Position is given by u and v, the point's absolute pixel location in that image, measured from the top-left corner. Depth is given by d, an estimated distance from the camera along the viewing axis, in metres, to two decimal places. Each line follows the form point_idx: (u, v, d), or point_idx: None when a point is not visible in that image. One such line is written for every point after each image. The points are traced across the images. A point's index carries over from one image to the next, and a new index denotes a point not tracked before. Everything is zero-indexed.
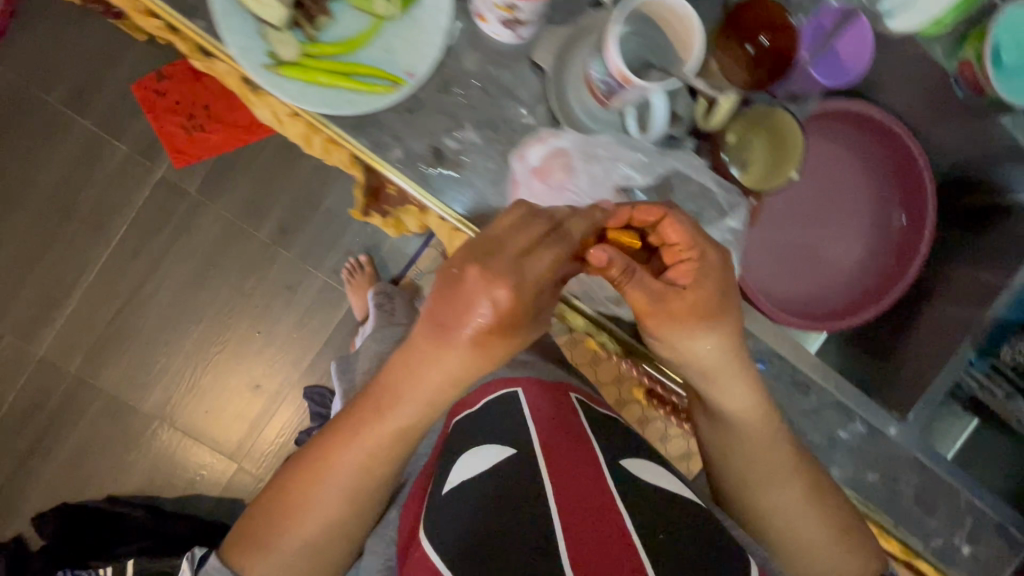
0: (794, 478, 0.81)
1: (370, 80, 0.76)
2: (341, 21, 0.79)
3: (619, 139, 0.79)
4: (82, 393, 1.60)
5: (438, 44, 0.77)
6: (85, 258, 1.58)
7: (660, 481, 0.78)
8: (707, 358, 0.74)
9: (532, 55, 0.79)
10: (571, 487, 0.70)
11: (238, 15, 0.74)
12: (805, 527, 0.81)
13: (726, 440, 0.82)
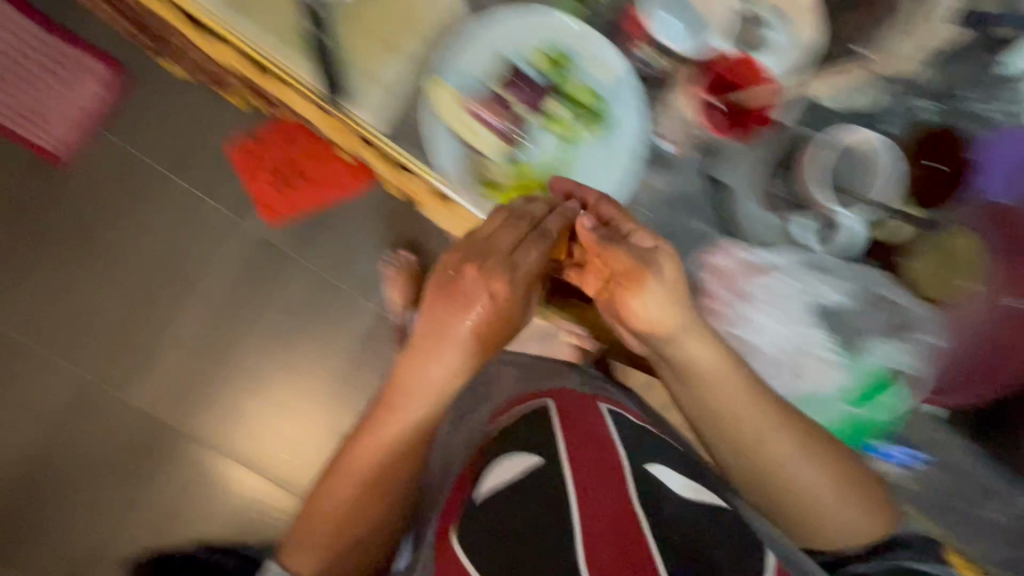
0: (781, 436, 0.60)
1: (566, 201, 0.66)
2: (536, 137, 0.67)
3: (809, 268, 0.67)
4: (78, 409, 1.21)
5: (639, 158, 0.66)
6: (91, 245, 1.21)
7: (695, 494, 0.55)
8: (710, 359, 0.59)
9: (705, 162, 0.67)
10: (590, 446, 0.57)
11: (437, 106, 0.64)
12: (819, 486, 0.60)
13: (753, 437, 0.60)
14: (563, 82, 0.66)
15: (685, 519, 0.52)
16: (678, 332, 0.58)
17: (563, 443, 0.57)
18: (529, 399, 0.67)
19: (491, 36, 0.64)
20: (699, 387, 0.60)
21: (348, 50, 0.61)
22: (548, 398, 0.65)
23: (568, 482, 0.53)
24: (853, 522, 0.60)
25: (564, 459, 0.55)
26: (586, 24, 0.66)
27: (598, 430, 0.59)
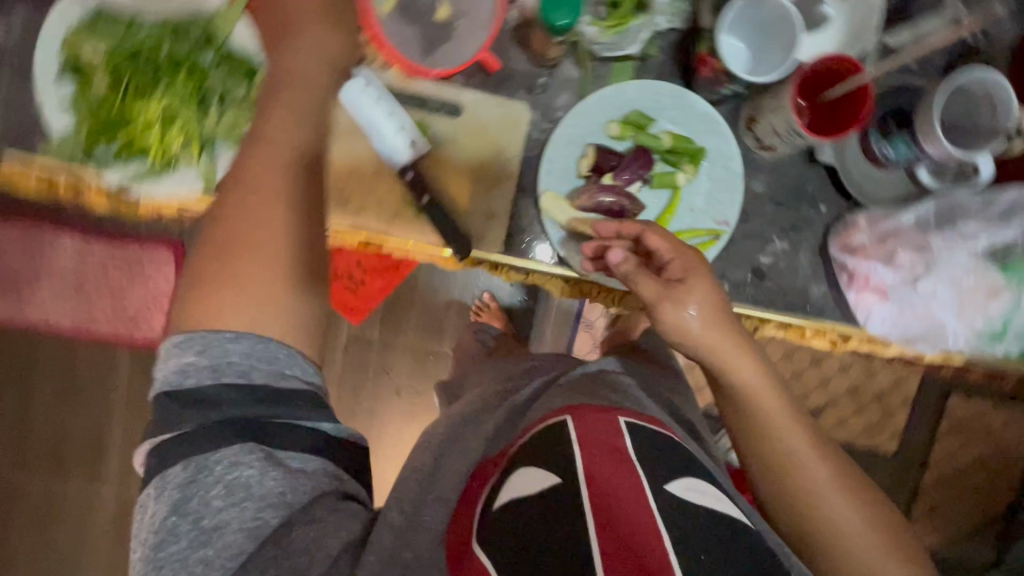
0: (853, 505, 0.56)
1: (686, 241, 0.67)
2: (647, 199, 0.68)
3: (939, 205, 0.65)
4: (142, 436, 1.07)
5: (738, 173, 0.67)
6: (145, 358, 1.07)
7: (711, 503, 0.50)
8: (792, 439, 0.58)
9: (813, 152, 0.68)
10: (606, 458, 0.51)
11: (546, 193, 0.65)
12: (869, 555, 0.55)
13: (811, 485, 0.57)
14: (651, 141, 0.66)
15: (697, 514, 0.48)
16: (760, 424, 0.58)
17: (575, 448, 0.52)
18: (550, 416, 0.58)
19: (574, 129, 0.65)
20: (776, 458, 0.58)
21: (456, 199, 0.66)
22: (565, 415, 0.57)
23: (578, 466, 0.50)
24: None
25: (575, 442, 0.52)
26: (645, 77, 0.66)
27: (609, 437, 0.54)
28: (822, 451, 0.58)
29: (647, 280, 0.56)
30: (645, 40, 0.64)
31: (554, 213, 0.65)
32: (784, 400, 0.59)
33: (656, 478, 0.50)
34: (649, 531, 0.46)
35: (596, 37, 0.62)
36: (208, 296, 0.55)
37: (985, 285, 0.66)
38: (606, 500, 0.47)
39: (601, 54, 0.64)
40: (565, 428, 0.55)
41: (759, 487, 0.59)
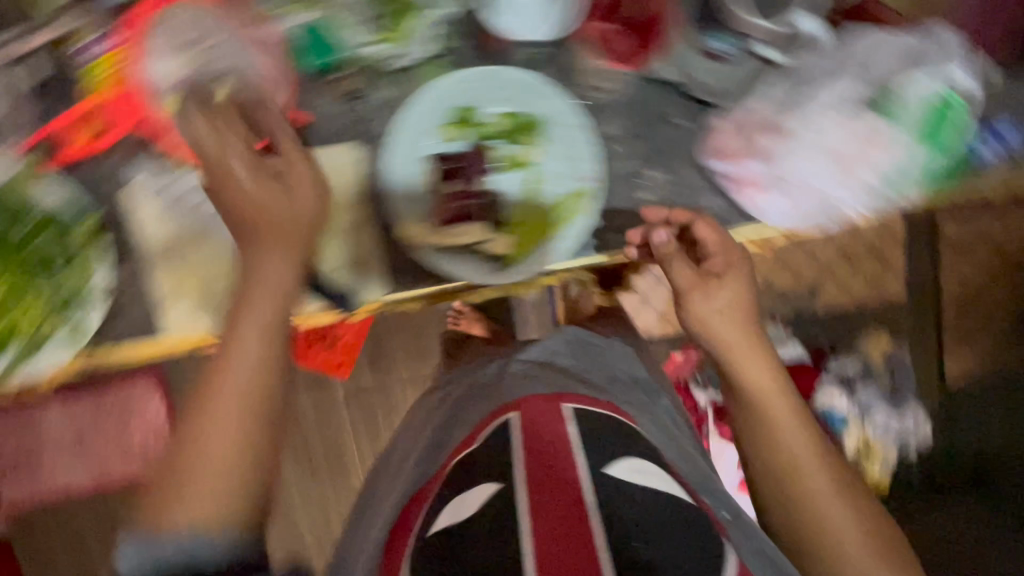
0: (853, 509, 0.58)
1: (561, 211, 0.65)
2: (507, 186, 0.65)
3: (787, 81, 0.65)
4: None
5: (582, 125, 0.64)
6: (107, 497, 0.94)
7: (655, 485, 0.58)
8: (796, 444, 0.59)
9: (652, 71, 0.64)
10: (546, 460, 0.60)
11: (407, 220, 0.64)
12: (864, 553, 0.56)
13: (819, 493, 0.58)
14: (484, 130, 0.64)
15: (631, 499, 0.56)
16: (773, 427, 0.60)
17: (519, 445, 0.63)
18: (498, 415, 0.70)
19: (403, 150, 0.63)
20: (783, 465, 0.59)
21: (323, 260, 0.65)
22: (509, 413, 0.68)
23: (515, 471, 0.60)
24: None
25: (520, 472, 0.60)
26: (455, 69, 0.63)
27: (553, 432, 0.64)
28: (822, 445, 0.60)
29: (683, 269, 0.64)
30: (432, 37, 0.62)
31: (420, 238, 0.64)
32: (795, 408, 0.61)
33: (596, 465, 0.59)
34: (583, 528, 0.53)
35: (387, 53, 0.61)
36: (172, 482, 0.50)
37: (867, 138, 0.63)
38: (543, 510, 0.55)
39: (398, 65, 0.62)
40: (508, 428, 0.66)
41: (762, 485, 0.61)
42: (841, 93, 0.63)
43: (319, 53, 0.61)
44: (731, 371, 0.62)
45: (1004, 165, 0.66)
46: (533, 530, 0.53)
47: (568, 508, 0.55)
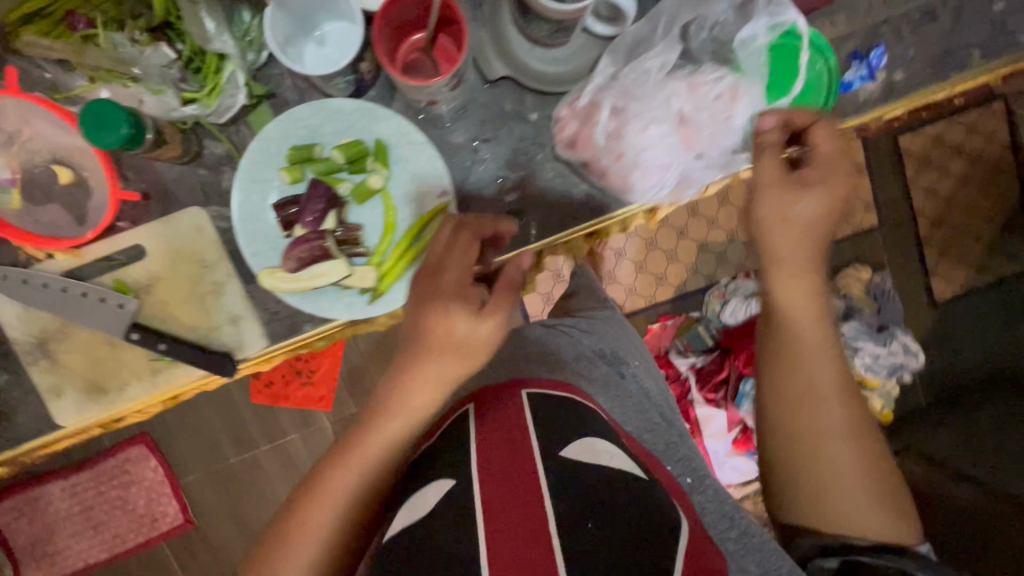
0: (857, 442, 0.56)
1: (422, 230, 0.63)
2: (365, 216, 0.64)
3: (614, 54, 0.60)
4: (243, 526, 1.40)
5: (426, 142, 0.62)
6: (230, 469, 1.40)
7: (604, 461, 0.55)
8: (819, 377, 0.56)
9: (485, 74, 0.62)
10: (503, 455, 0.54)
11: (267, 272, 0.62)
12: (854, 486, 0.56)
13: (827, 428, 0.56)
14: (327, 164, 0.62)
15: (584, 482, 0.52)
16: (801, 352, 0.56)
17: (473, 434, 0.57)
18: (458, 407, 0.64)
19: (248, 206, 0.61)
20: (791, 393, 0.57)
21: (195, 326, 0.64)
22: (469, 403, 0.63)
23: (471, 468, 0.53)
24: (878, 532, 0.56)
25: (474, 467, 0.53)
26: (284, 109, 0.61)
27: (515, 422, 0.58)
28: (843, 372, 0.57)
29: (770, 164, 0.56)
30: (248, 82, 0.59)
31: (283, 286, 0.62)
32: (822, 331, 0.56)
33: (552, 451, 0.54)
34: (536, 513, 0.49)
35: (203, 113, 0.58)
36: (279, 541, 0.55)
37: (706, 99, 0.59)
38: (496, 505, 0.49)
39: (221, 119, 0.60)
40: (466, 417, 0.61)
41: (773, 418, 0.58)
42: (660, 59, 0.59)
43: (94, 133, 0.51)
44: (765, 281, 0.57)
45: (878, 90, 0.68)
46: (485, 527, 0.47)
47: (517, 493, 0.50)
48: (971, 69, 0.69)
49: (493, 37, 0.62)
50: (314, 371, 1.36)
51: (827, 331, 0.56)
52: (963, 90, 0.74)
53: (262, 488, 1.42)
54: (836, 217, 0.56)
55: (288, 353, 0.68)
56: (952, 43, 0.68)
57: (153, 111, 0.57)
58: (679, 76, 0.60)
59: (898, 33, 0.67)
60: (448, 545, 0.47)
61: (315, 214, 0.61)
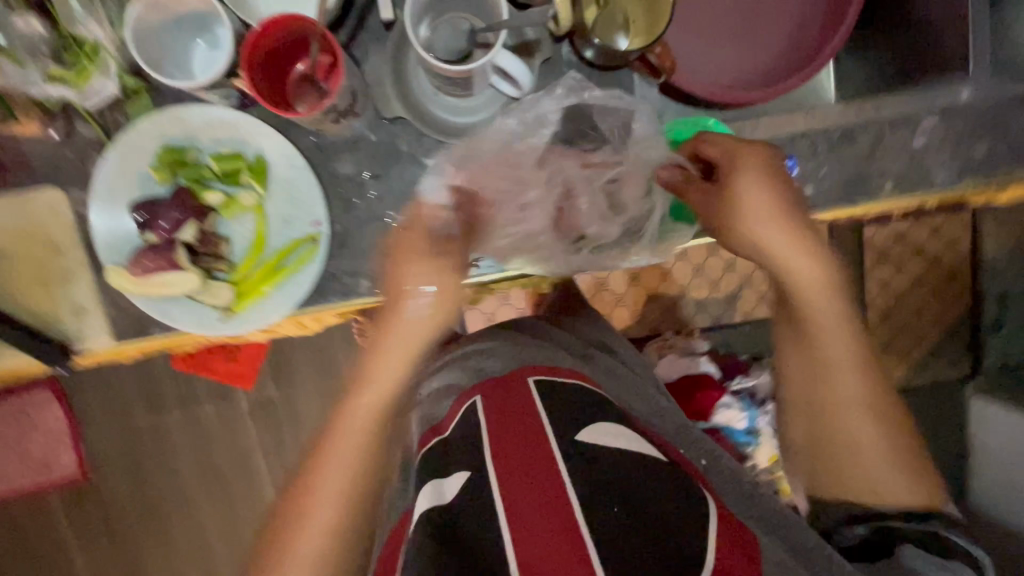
0: (878, 416, 0.64)
1: (291, 255, 0.61)
2: (234, 230, 0.62)
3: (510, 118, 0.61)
4: (141, 484, 1.41)
5: (305, 167, 0.61)
6: (134, 429, 1.38)
7: (624, 445, 0.53)
8: (844, 353, 0.63)
9: (382, 111, 0.60)
10: (512, 432, 0.55)
11: (113, 270, 0.59)
12: (882, 450, 0.63)
13: (851, 403, 0.64)
14: (199, 172, 0.60)
15: (602, 468, 0.50)
16: (823, 331, 0.63)
17: (486, 429, 0.56)
18: (464, 399, 0.63)
19: (106, 199, 0.59)
20: (823, 369, 0.64)
21: (39, 309, 0.62)
22: (476, 395, 0.62)
23: (489, 462, 0.52)
24: (905, 497, 0.62)
25: (491, 458, 0.52)
26: (167, 105, 0.59)
27: (522, 402, 0.58)
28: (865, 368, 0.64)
29: (697, 185, 0.62)
30: (122, 73, 0.56)
31: (130, 288, 0.58)
32: (830, 298, 0.63)
33: (568, 434, 0.53)
34: (561, 510, 0.46)
35: (74, 96, 0.55)
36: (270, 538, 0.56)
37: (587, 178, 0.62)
38: (513, 491, 0.49)
39: (90, 105, 0.57)
40: (474, 410, 0.60)
41: (812, 393, 0.66)
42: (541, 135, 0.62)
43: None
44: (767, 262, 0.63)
45: None
46: (508, 524, 0.46)
47: (545, 480, 0.49)
48: (881, 196, 0.69)
49: (394, 75, 0.60)
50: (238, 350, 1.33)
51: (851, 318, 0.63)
52: (879, 212, 0.74)
53: (167, 455, 1.40)
54: (782, 180, 0.60)
55: (145, 351, 0.67)
56: (867, 166, 0.68)
57: (11, 84, 0.54)
58: (565, 152, 0.63)
59: (814, 148, 0.68)
60: (472, 542, 0.46)
61: (171, 220, 0.59)
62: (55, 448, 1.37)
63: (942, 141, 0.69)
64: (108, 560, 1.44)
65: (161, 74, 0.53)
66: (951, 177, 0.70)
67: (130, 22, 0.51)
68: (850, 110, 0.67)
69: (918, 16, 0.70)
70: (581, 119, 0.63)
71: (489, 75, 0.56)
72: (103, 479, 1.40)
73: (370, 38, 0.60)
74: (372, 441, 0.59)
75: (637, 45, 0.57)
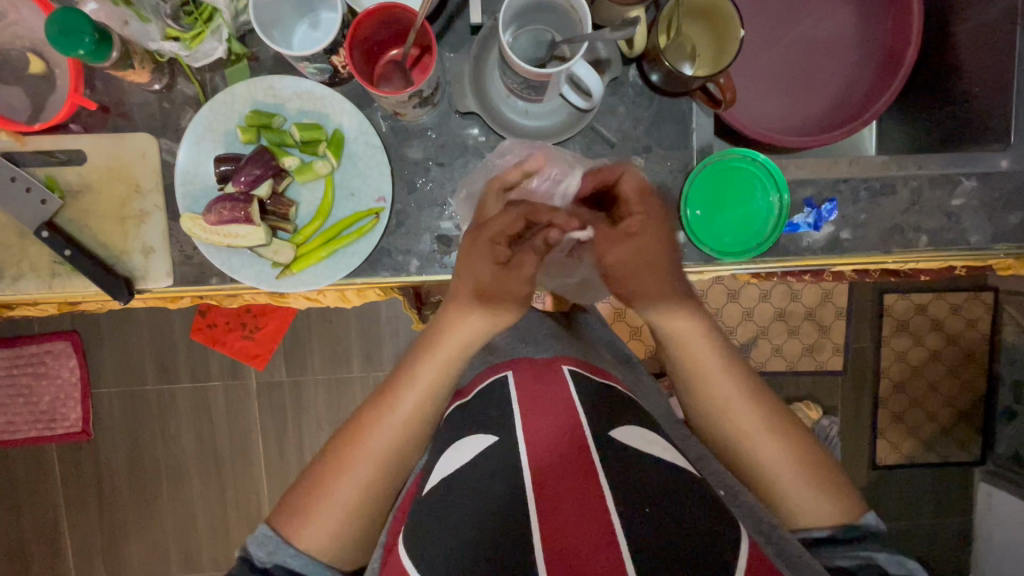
0: (762, 423, 0.63)
1: (352, 226, 0.66)
2: (303, 196, 0.67)
3: (572, 125, 0.67)
4: (140, 446, 1.42)
5: (378, 146, 0.65)
6: (143, 392, 1.40)
7: (655, 451, 0.54)
8: (722, 395, 0.64)
9: (455, 104, 0.65)
10: (541, 411, 0.56)
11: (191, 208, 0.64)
12: (787, 480, 0.61)
13: (741, 431, 0.63)
14: (281, 137, 0.64)
15: (629, 463, 0.51)
16: (702, 373, 0.65)
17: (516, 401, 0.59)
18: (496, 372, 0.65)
19: (197, 149, 0.64)
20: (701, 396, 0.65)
21: (108, 244, 0.65)
22: (507, 370, 0.65)
23: (519, 437, 0.54)
24: (814, 514, 0.60)
25: (520, 436, 0.54)
26: (262, 75, 0.65)
27: (552, 386, 0.60)
28: (756, 407, 0.64)
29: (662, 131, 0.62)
30: (231, 39, 0.62)
31: (199, 234, 0.62)
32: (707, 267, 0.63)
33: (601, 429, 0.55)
34: (591, 496, 0.48)
35: (182, 52, 0.60)
36: (310, 496, 0.58)
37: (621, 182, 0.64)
38: (546, 469, 0.51)
39: (195, 65, 0.62)
40: (505, 382, 0.63)
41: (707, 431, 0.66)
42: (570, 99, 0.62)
43: (69, 43, 0.54)
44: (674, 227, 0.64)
45: (821, 239, 0.71)
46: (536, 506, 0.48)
47: (579, 475, 0.50)
48: (915, 249, 0.72)
49: (472, 73, 0.65)
50: (259, 329, 1.35)
51: (724, 358, 0.65)
52: (910, 265, 0.76)
53: (168, 422, 1.41)
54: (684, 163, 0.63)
55: (200, 296, 0.70)
56: (902, 218, 0.71)
57: (132, 36, 0.59)
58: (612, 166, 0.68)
59: (854, 196, 0.71)
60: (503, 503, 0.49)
61: (251, 176, 0.63)
62: (64, 398, 1.38)
63: (978, 205, 0.72)
64: (94, 517, 1.44)
65: (270, 40, 0.57)
66: (985, 240, 0.72)
67: None
68: (894, 164, 0.70)
69: (962, 90, 0.74)
70: (635, 137, 0.69)
71: (561, 84, 0.60)
72: (103, 437, 1.41)
73: (455, 39, 0.65)
74: (399, 411, 0.60)
75: (704, 74, 0.61)
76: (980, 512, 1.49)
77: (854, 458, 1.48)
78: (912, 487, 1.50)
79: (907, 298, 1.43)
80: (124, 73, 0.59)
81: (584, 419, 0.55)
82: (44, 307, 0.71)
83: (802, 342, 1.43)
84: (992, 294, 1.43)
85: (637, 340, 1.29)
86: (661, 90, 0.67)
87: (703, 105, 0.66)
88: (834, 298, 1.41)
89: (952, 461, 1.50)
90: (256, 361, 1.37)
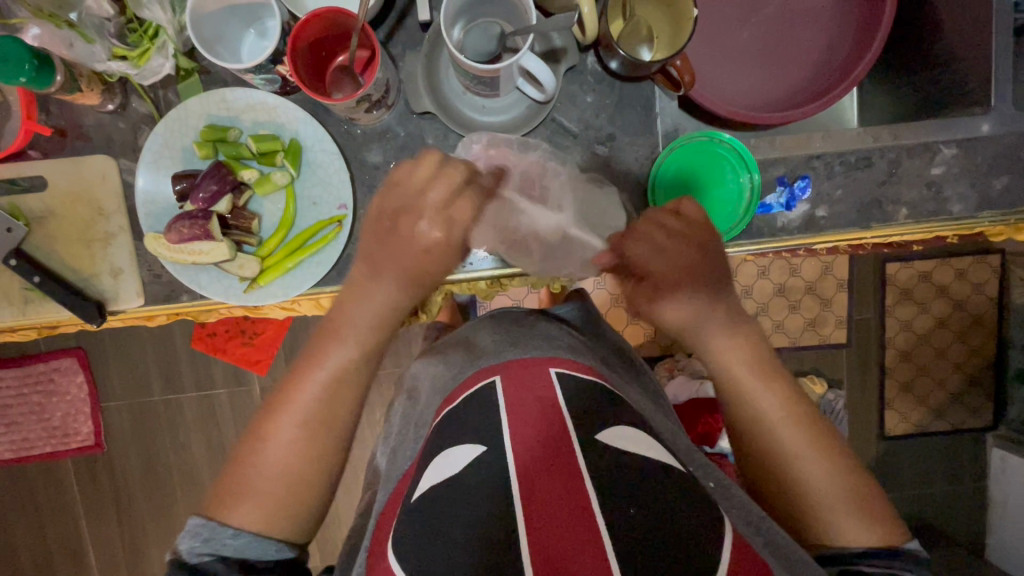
0: (821, 453, 0.59)
1: (317, 236, 0.65)
2: (265, 208, 0.67)
3: (528, 118, 0.66)
4: (149, 455, 1.44)
5: (336, 155, 0.64)
6: (148, 404, 1.42)
7: (643, 451, 0.53)
8: (773, 406, 0.60)
9: (411, 105, 0.64)
10: (529, 413, 0.55)
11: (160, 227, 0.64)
12: (834, 497, 0.58)
13: (792, 450, 0.59)
14: (237, 150, 0.64)
15: (612, 465, 0.50)
16: (745, 392, 0.61)
17: (504, 404, 0.57)
18: (484, 377, 0.63)
19: (156, 167, 0.63)
20: (761, 423, 0.60)
21: (78, 269, 0.66)
22: (496, 374, 0.62)
23: (505, 439, 0.53)
24: (860, 541, 0.56)
25: (509, 440, 0.53)
26: (215, 87, 0.64)
27: (539, 391, 0.58)
28: (809, 431, 0.60)
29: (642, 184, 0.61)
30: (178, 54, 0.61)
31: (163, 253, 0.62)
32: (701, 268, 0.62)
33: (586, 429, 0.53)
34: (577, 500, 0.47)
35: (130, 71, 0.60)
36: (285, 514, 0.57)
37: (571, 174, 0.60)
38: (530, 473, 0.50)
39: (145, 82, 0.62)
40: (494, 387, 0.60)
41: (750, 448, 0.61)
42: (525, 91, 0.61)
43: (9, 71, 0.54)
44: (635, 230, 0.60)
45: (797, 218, 0.69)
46: (524, 513, 0.47)
47: (564, 484, 0.48)
48: (895, 223, 0.70)
49: (424, 72, 0.64)
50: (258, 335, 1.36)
51: (775, 374, 0.61)
52: (895, 239, 0.74)
53: (177, 431, 1.43)
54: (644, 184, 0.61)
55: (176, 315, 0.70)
56: (879, 190, 0.69)
57: (76, 58, 0.58)
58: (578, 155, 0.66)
59: (827, 172, 0.69)
60: (479, 512, 0.48)
61: (209, 192, 0.63)
62: (73, 414, 1.41)
63: (960, 172, 0.69)
64: (110, 529, 1.47)
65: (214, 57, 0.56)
66: (968, 209, 0.70)
67: (193, 8, 0.55)
68: (867, 138, 0.68)
69: (942, 54, 0.70)
70: (598, 126, 0.68)
71: (515, 77, 0.59)
72: (113, 450, 1.44)
73: (406, 38, 0.65)
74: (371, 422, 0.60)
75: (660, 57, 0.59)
76: (993, 478, 1.47)
77: (862, 431, 1.46)
78: (923, 456, 1.48)
79: (909, 266, 1.39)
80: (72, 96, 0.59)
81: (570, 418, 0.54)
82: (25, 334, 0.72)
83: (803, 317, 1.40)
84: (999, 257, 1.39)
85: (633, 326, 1.29)
86: (621, 76, 0.66)
87: (665, 88, 0.65)
88: (834, 271, 1.39)
89: (963, 428, 1.47)
90: (258, 368, 1.38)
